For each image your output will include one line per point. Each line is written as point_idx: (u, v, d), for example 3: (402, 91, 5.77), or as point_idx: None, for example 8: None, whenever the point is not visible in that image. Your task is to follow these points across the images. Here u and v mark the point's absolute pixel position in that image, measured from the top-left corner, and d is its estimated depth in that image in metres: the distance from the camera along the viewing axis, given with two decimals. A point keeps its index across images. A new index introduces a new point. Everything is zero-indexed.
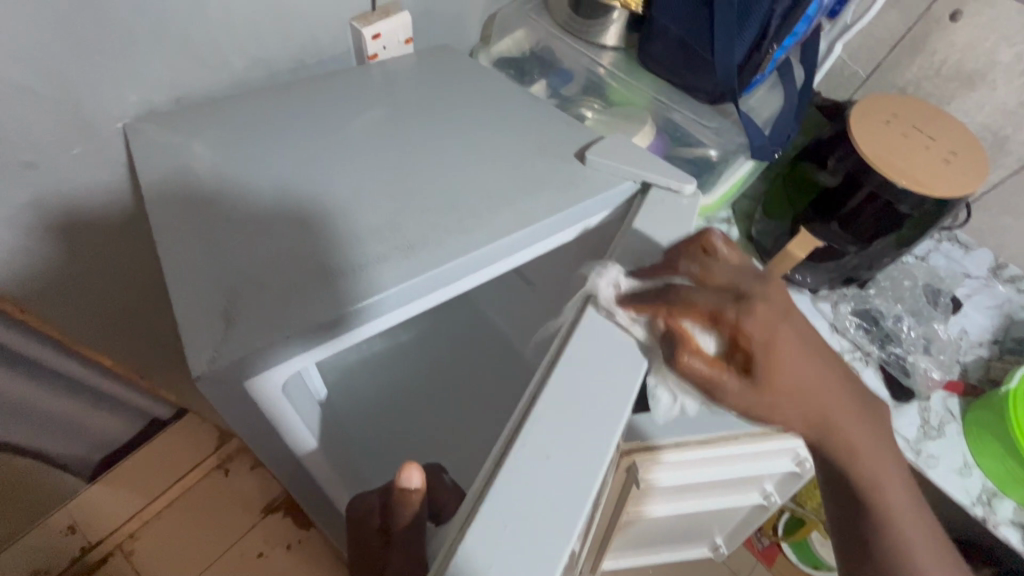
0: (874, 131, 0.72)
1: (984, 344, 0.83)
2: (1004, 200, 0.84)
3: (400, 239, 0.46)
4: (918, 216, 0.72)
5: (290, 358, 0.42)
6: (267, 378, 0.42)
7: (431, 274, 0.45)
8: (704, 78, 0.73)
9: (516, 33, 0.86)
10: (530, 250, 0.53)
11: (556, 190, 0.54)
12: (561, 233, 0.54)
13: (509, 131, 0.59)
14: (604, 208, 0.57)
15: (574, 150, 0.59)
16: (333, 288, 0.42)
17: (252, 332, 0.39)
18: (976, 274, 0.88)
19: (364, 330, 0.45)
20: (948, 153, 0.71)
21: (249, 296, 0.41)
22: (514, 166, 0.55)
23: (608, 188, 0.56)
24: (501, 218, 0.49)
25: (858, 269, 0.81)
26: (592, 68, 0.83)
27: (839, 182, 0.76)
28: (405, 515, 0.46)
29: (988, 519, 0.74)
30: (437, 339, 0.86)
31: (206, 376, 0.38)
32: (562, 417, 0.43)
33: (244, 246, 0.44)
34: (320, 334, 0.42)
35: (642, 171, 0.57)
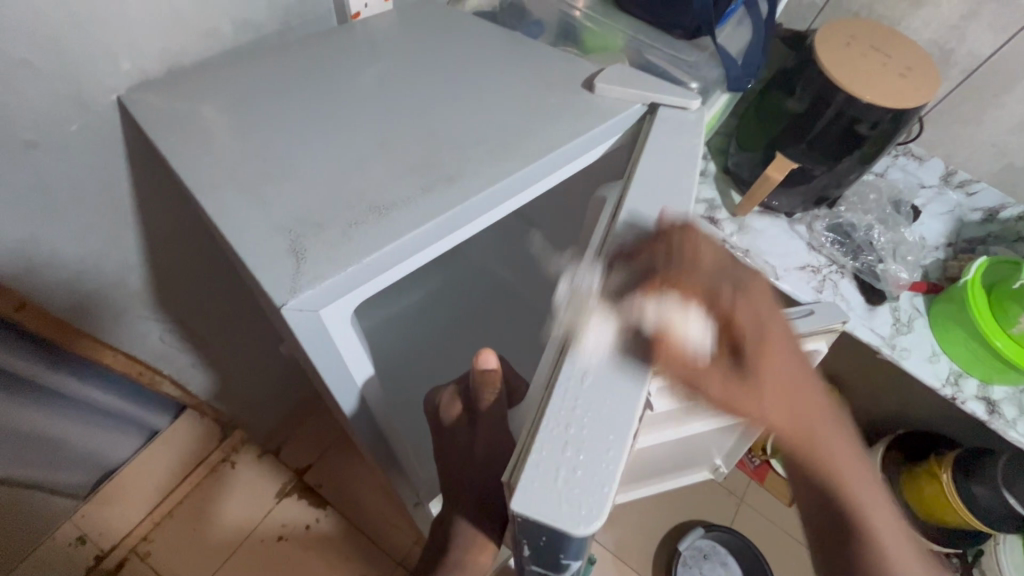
0: (837, 54, 0.78)
1: (941, 247, 0.93)
2: (951, 112, 0.91)
3: (435, 174, 0.47)
4: (879, 132, 0.78)
5: (341, 299, 0.43)
6: (336, 309, 0.43)
7: (456, 212, 0.45)
8: (682, 13, 0.75)
9: None
10: (541, 186, 0.54)
11: (571, 121, 0.55)
12: (566, 169, 0.56)
13: (507, 75, 0.61)
14: (614, 134, 0.59)
15: (582, 83, 0.61)
16: (375, 226, 0.43)
17: (315, 269, 0.40)
18: (930, 184, 0.96)
19: (415, 263, 0.47)
20: (904, 68, 0.77)
21: (306, 238, 0.42)
22: (525, 103, 0.56)
23: (620, 114, 0.58)
24: (524, 148, 0.51)
25: (828, 189, 0.88)
26: (568, 13, 0.85)
27: (806, 107, 0.81)
28: (490, 394, 0.50)
29: (956, 397, 0.83)
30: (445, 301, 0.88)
31: (289, 308, 0.39)
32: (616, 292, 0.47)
33: (283, 195, 0.45)
34: (378, 269, 0.43)
35: (648, 95, 0.59)
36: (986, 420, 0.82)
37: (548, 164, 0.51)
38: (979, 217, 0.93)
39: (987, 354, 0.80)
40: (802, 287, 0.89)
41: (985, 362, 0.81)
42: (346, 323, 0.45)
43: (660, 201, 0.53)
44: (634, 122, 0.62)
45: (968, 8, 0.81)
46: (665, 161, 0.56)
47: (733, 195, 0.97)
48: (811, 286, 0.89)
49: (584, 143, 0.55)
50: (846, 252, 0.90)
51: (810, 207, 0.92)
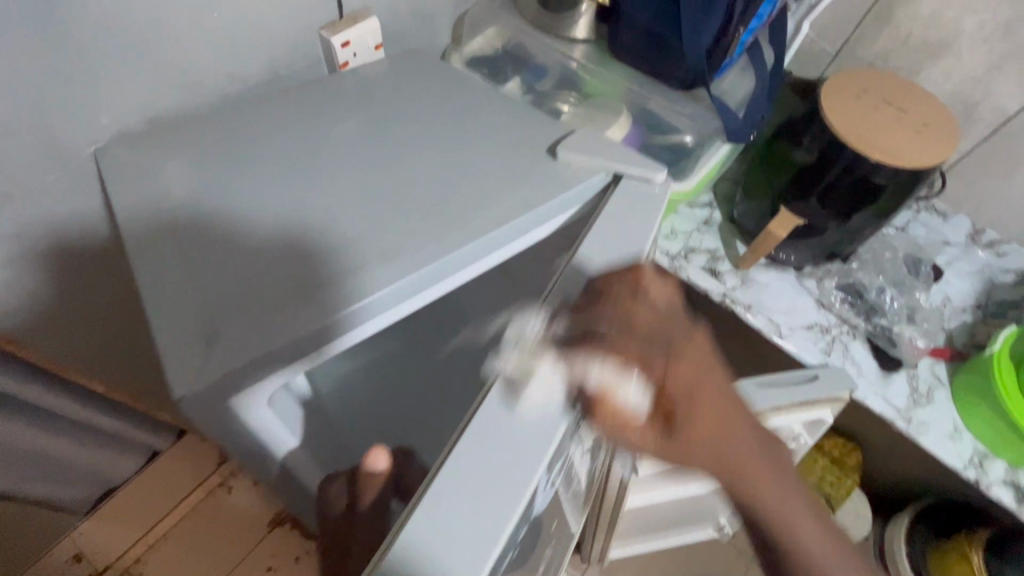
0: (846, 107, 0.73)
1: (968, 309, 0.85)
2: (977, 167, 0.84)
3: None
4: (894, 186, 0.73)
5: (278, 373, 0.46)
6: (249, 397, 0.46)
7: (402, 283, 0.48)
8: (675, 66, 0.73)
9: (487, 31, 0.86)
10: (496, 256, 0.55)
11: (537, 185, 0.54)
12: (524, 240, 0.56)
13: (479, 136, 0.60)
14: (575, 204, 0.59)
15: (546, 147, 0.60)
16: (300, 311, 0.45)
17: (227, 355, 0.42)
18: (955, 241, 0.89)
19: (374, 326, 0.49)
20: (920, 124, 0.72)
21: (225, 321, 0.44)
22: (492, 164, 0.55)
23: (579, 184, 0.57)
24: None
25: (841, 244, 0.83)
26: (564, 63, 0.84)
27: (816, 159, 0.76)
28: (371, 493, 0.57)
29: (980, 480, 0.75)
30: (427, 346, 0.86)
31: (188, 400, 0.42)
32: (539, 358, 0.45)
33: (220, 269, 0.47)
34: (295, 352, 0.45)
35: (614, 165, 0.58)
36: (1015, 508, 0.74)
37: (501, 236, 0.53)
38: (1011, 279, 0.85)
39: (1015, 434, 0.73)
40: (809, 348, 0.83)
41: (1013, 443, 0.74)
42: (262, 406, 0.48)
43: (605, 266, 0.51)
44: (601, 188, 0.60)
45: (993, 61, 0.75)
46: (625, 237, 0.54)
47: (738, 245, 0.91)
48: (817, 347, 0.83)
49: (543, 214, 0.56)
50: (858, 313, 0.84)
51: (821, 261, 0.86)
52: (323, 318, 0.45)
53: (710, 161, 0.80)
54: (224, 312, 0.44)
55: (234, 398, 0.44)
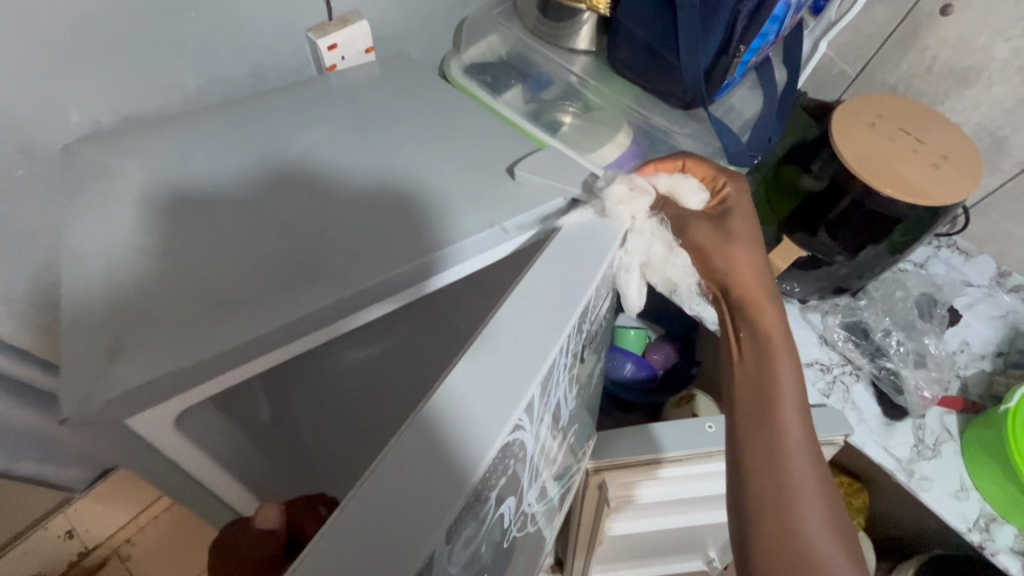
0: (858, 135, 0.68)
1: (988, 356, 0.79)
2: (1004, 205, 0.78)
3: None
4: (908, 220, 0.67)
5: (191, 392, 0.44)
6: (152, 415, 0.44)
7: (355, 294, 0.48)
8: (674, 83, 0.69)
9: (490, 38, 0.83)
10: (466, 266, 0.55)
11: None
12: (497, 250, 0.56)
13: (458, 156, 0.59)
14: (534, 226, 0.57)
15: (507, 167, 0.59)
16: (216, 328, 0.44)
17: (129, 372, 0.41)
18: (976, 282, 0.83)
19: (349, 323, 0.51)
20: (939, 156, 0.66)
21: (134, 336, 0.42)
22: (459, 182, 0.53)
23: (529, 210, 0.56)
24: None
25: (849, 279, 0.77)
26: (564, 75, 0.81)
27: (823, 187, 0.71)
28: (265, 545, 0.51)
29: (985, 546, 0.69)
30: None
31: (73, 421, 0.40)
32: (523, 308, 0.43)
33: (146, 275, 0.45)
34: (207, 370, 0.43)
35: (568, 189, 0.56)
36: None
37: (471, 244, 0.53)
38: None
39: None
40: (807, 388, 0.77)
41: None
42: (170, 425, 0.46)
43: (573, 263, 0.48)
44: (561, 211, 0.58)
45: None
46: None
47: None
48: (816, 388, 0.78)
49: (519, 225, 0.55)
50: (861, 353, 0.79)
51: (827, 295, 0.81)
52: (265, 327, 0.45)
53: None
54: (157, 325, 0.43)
55: (149, 412, 0.43)
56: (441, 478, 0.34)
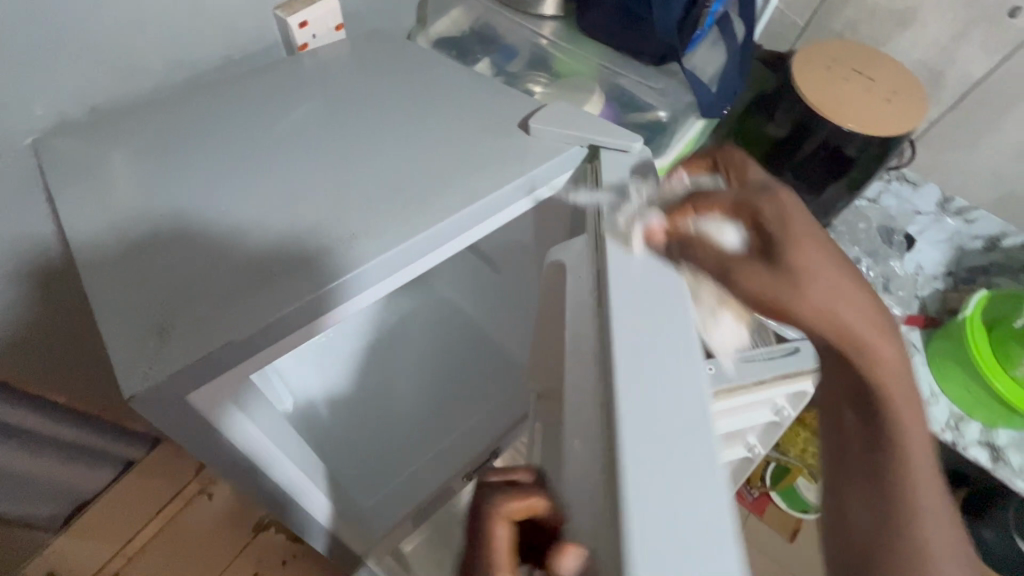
0: (818, 78, 0.73)
1: (940, 277, 0.87)
2: (944, 136, 0.85)
3: (342, 230, 0.46)
4: (866, 158, 0.74)
5: (248, 365, 0.43)
6: (211, 389, 0.42)
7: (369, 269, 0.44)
8: (645, 40, 0.72)
9: (452, 12, 0.83)
10: (450, 247, 0.51)
11: (506, 165, 0.53)
12: (483, 227, 0.52)
13: (449, 115, 0.58)
14: (562, 172, 0.56)
15: (517, 122, 0.57)
16: (264, 295, 0.42)
17: (185, 349, 0.39)
18: (928, 211, 0.89)
19: (363, 301, 0.47)
20: (889, 92, 0.72)
21: (183, 313, 0.41)
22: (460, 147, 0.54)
23: (555, 156, 0.54)
24: (451, 196, 0.49)
25: (816, 218, 0.84)
26: (534, 41, 0.81)
27: (790, 133, 0.76)
28: None
29: (957, 442, 0.76)
30: (415, 341, 0.93)
31: (141, 400, 0.38)
32: (651, 322, 0.39)
33: (175, 257, 0.44)
34: (254, 346, 0.41)
35: (587, 136, 0.55)
36: (990, 468, 0.75)
37: (456, 222, 0.49)
38: (979, 245, 0.86)
39: (988, 397, 0.74)
40: None
41: (987, 406, 0.75)
42: (224, 404, 0.44)
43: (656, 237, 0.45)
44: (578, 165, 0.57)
45: (956, 28, 0.76)
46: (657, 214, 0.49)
47: None
48: None
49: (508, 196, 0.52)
50: None
51: None
52: (289, 296, 0.42)
53: (690, 132, 0.76)
54: (198, 301, 0.41)
55: (211, 385, 0.41)
56: (690, 524, 0.29)
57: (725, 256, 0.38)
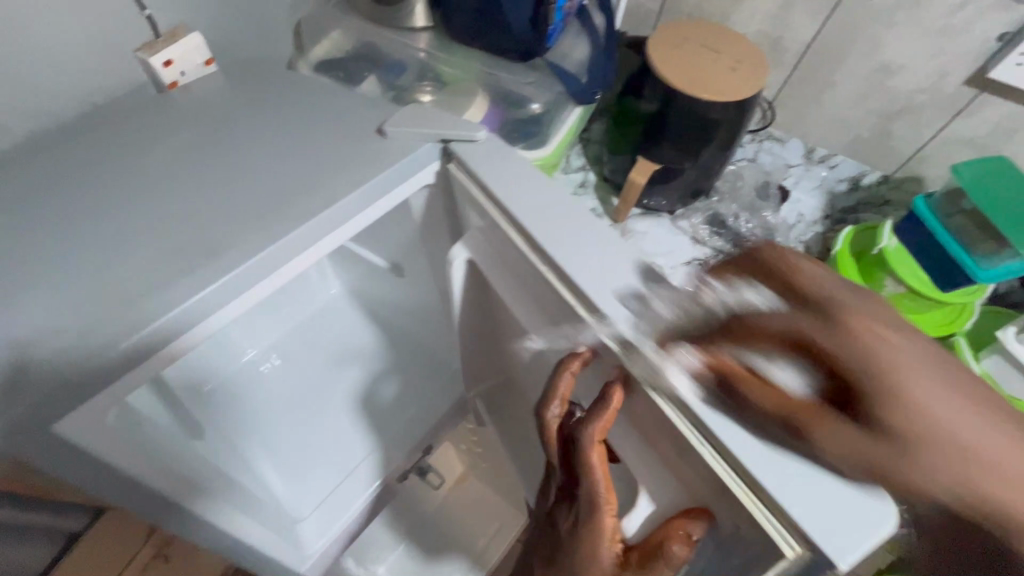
0: (671, 56, 0.80)
1: (819, 221, 0.93)
2: (794, 94, 0.95)
3: (200, 248, 0.49)
4: (726, 120, 0.80)
5: (118, 384, 0.47)
6: (79, 413, 0.45)
7: (207, 294, 0.47)
8: (506, 37, 0.75)
9: (332, 34, 0.85)
10: (312, 253, 0.56)
11: (362, 169, 0.57)
12: (350, 224, 0.57)
13: (320, 132, 0.60)
14: (421, 169, 0.61)
15: (374, 128, 0.61)
16: (116, 322, 0.44)
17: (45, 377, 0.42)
18: (796, 162, 0.98)
19: (215, 324, 0.51)
20: (734, 61, 0.80)
21: (38, 346, 0.43)
22: (320, 159, 0.57)
23: (414, 153, 0.59)
24: (307, 204, 0.53)
25: (699, 181, 0.89)
26: (413, 52, 0.84)
27: (657, 108, 0.82)
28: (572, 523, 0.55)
29: None
30: (317, 348, 1.09)
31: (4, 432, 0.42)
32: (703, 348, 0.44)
33: (31, 295, 0.46)
34: (119, 370, 0.45)
35: (436, 132, 0.59)
36: None
37: (317, 224, 0.53)
38: (845, 188, 0.95)
39: None
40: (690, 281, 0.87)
41: None
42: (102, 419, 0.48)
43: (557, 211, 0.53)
44: (443, 154, 0.62)
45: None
46: (519, 188, 0.55)
47: (613, 201, 0.96)
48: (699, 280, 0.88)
49: (375, 191, 0.57)
50: (725, 241, 0.90)
51: (688, 201, 0.93)
52: (170, 310, 0.46)
53: (567, 123, 0.83)
54: (53, 334, 0.44)
55: (79, 411, 0.45)
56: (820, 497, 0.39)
57: (787, 405, 0.37)
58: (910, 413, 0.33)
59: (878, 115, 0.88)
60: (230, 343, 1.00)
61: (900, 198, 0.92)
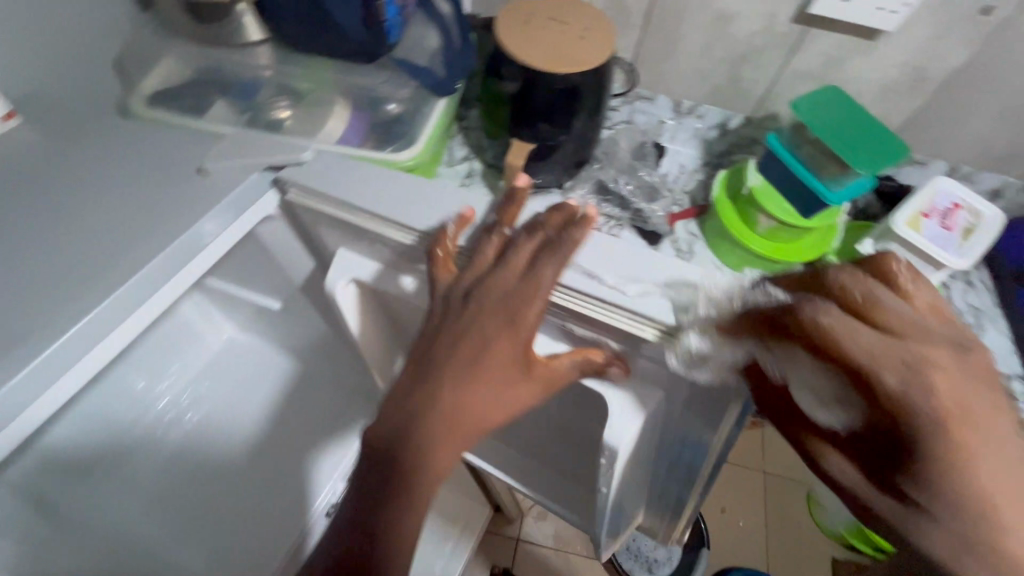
0: (520, 34, 0.79)
1: (699, 169, 0.97)
2: (651, 52, 0.97)
3: (40, 319, 0.54)
4: (585, 90, 0.81)
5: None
6: None
7: (48, 357, 0.53)
8: (344, 42, 0.73)
9: (164, 62, 0.79)
10: (162, 296, 0.62)
11: (190, 215, 0.62)
12: (198, 263, 0.64)
13: (184, 187, 0.65)
14: (256, 200, 0.68)
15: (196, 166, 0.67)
16: None
17: None
18: (668, 118, 1.02)
19: (73, 378, 0.57)
20: (583, 30, 0.80)
21: None
22: (152, 215, 0.62)
23: (243, 183, 0.66)
24: (137, 258, 0.58)
25: (580, 152, 0.90)
26: (257, 71, 0.79)
27: (518, 87, 0.81)
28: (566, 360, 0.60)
29: None
30: (231, 382, 1.09)
31: None
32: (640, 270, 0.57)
33: None
34: None
35: (262, 158, 0.66)
36: None
37: (154, 271, 0.59)
38: (715, 134, 0.99)
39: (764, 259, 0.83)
40: None
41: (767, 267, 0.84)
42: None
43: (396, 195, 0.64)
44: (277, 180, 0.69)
45: None
46: (356, 188, 0.64)
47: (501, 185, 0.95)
48: None
49: (211, 228, 0.64)
50: (613, 207, 0.92)
51: (574, 173, 0.93)
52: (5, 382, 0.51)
53: (434, 117, 0.79)
54: None
55: None
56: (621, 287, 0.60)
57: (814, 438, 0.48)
58: (958, 483, 0.36)
59: (727, 61, 0.93)
60: (119, 410, 0.96)
61: (762, 135, 0.98)
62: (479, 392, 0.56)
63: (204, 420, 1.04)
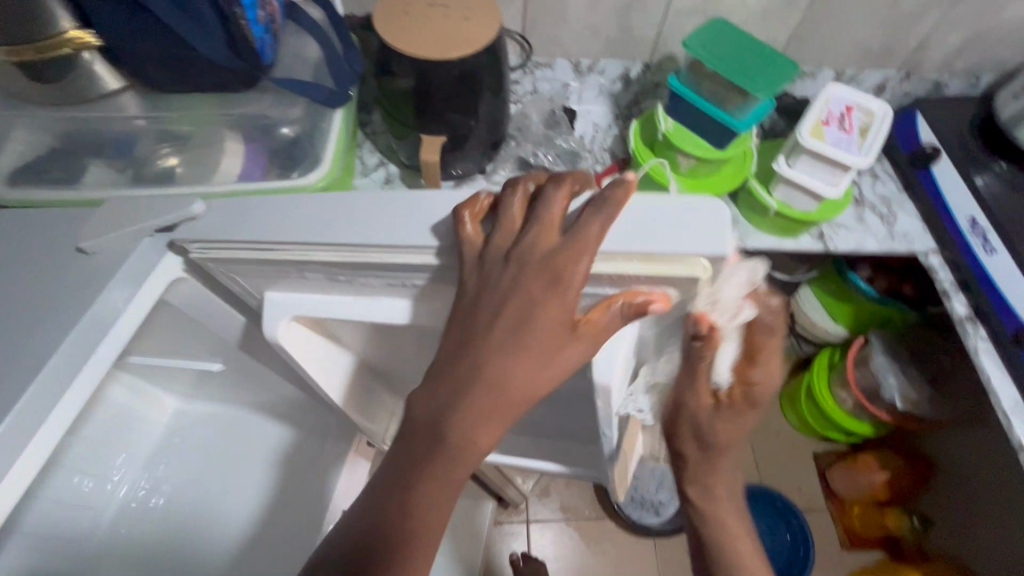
0: (402, 27, 0.76)
1: (612, 124, 1.00)
2: (539, 17, 0.95)
3: None
4: (482, 71, 0.79)
5: None
6: None
7: None
8: (214, 73, 0.67)
9: (18, 138, 0.71)
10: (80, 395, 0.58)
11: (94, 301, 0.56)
12: (101, 357, 0.60)
13: (75, 271, 0.59)
14: (151, 267, 0.63)
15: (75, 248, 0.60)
16: None
17: None
18: (571, 79, 1.02)
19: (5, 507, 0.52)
20: (465, 10, 0.78)
21: None
22: (50, 311, 0.56)
23: (130, 257, 0.60)
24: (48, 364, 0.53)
25: (492, 133, 0.88)
26: (126, 123, 0.72)
27: (413, 82, 0.78)
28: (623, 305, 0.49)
29: None
30: (186, 455, 1.05)
31: None
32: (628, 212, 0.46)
33: None
34: None
35: (146, 224, 0.59)
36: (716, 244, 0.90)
37: (58, 374, 0.54)
38: (620, 87, 1.02)
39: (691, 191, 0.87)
40: None
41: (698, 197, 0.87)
42: None
43: (299, 223, 0.55)
44: (171, 244, 0.63)
45: None
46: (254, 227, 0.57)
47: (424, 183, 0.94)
48: None
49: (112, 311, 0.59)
50: None
51: (492, 155, 0.92)
52: None
53: (334, 129, 0.76)
54: None
55: None
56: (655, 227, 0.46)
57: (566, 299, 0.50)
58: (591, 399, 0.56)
59: (614, 12, 0.93)
60: (69, 518, 0.94)
61: (664, 78, 1.01)
62: (521, 363, 0.49)
63: (173, 502, 1.01)
